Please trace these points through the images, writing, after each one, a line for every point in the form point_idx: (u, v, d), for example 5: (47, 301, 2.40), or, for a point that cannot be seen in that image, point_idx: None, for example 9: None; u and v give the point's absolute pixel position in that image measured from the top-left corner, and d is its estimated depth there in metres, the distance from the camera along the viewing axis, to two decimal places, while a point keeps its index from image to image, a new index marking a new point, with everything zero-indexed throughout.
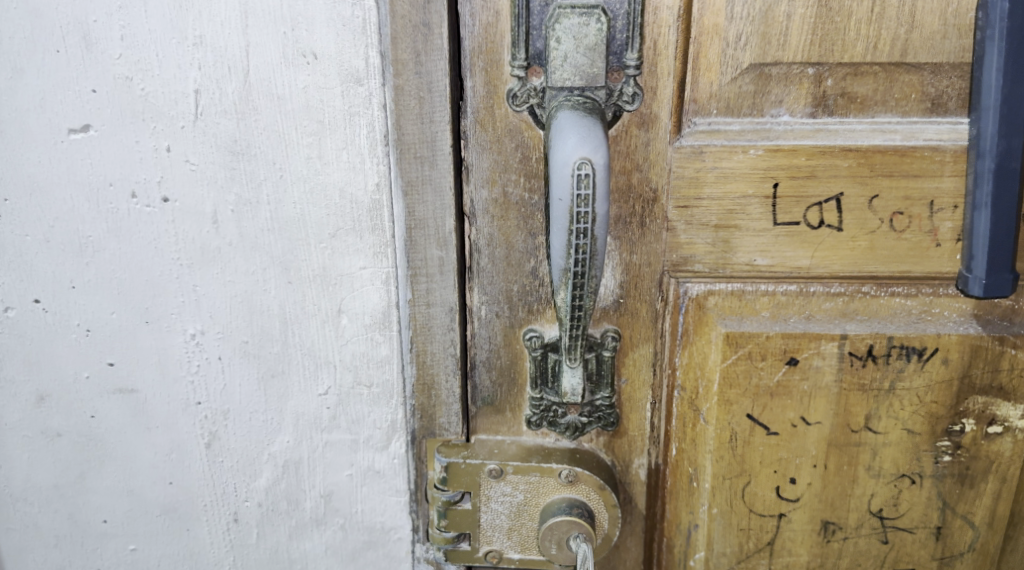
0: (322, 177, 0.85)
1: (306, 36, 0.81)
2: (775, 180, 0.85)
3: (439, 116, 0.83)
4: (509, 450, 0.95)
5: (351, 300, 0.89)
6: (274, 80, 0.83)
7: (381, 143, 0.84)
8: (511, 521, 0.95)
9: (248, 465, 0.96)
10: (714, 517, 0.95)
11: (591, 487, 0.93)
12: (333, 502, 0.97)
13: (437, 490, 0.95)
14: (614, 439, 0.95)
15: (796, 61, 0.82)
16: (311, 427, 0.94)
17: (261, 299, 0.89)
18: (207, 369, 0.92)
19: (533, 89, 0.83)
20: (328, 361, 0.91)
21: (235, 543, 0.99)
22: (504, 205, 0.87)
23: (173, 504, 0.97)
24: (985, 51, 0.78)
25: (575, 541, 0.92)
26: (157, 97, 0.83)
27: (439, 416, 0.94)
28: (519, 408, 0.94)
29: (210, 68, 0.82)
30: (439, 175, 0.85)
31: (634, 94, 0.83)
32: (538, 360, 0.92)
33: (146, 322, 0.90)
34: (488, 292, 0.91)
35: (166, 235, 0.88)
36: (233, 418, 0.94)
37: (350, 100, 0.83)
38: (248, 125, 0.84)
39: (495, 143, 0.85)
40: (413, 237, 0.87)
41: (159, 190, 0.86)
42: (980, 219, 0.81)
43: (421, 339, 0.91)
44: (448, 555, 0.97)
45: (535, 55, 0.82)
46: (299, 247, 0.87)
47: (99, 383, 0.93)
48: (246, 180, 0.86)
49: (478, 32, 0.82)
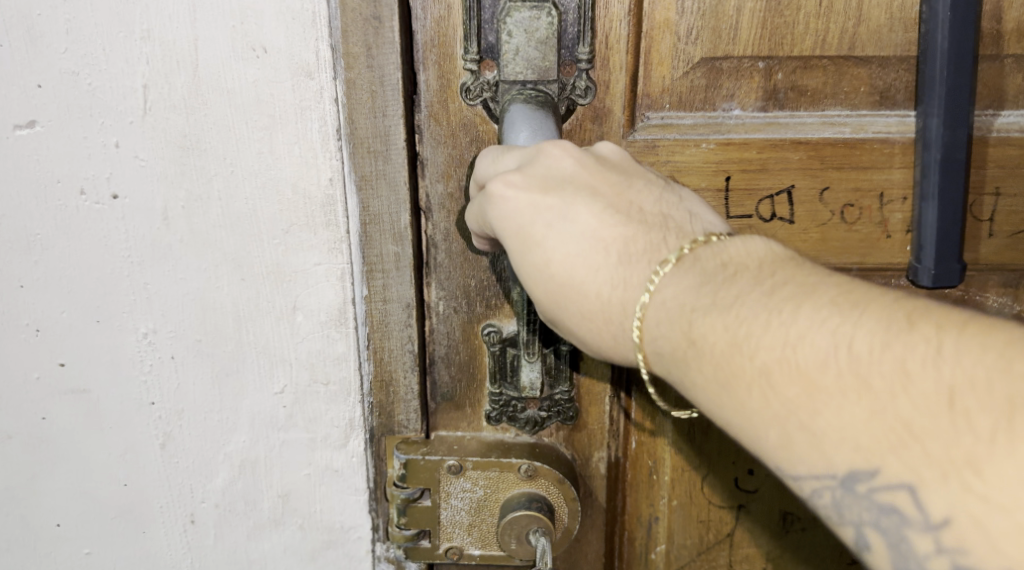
0: (274, 172, 0.84)
1: (256, 29, 0.79)
2: (727, 173, 0.84)
3: (392, 110, 0.83)
4: (469, 445, 0.95)
5: (305, 297, 0.88)
6: (224, 74, 0.81)
7: (334, 137, 0.83)
8: (471, 517, 0.95)
9: (204, 465, 0.94)
10: (674, 508, 0.98)
11: (550, 481, 0.93)
12: (291, 502, 0.96)
13: (396, 488, 0.94)
14: (574, 433, 0.96)
15: (746, 55, 0.81)
16: (267, 427, 0.93)
17: (214, 296, 0.88)
18: (160, 368, 0.91)
19: (487, 83, 0.82)
20: (283, 359, 0.90)
21: (192, 544, 0.97)
22: (459, 198, 0.87)
23: (128, 505, 0.96)
24: (930, 44, 0.79)
25: (535, 535, 0.92)
26: (105, 92, 0.81)
27: (397, 413, 0.93)
28: (479, 404, 0.95)
29: (159, 63, 0.81)
30: (393, 169, 0.84)
31: (586, 87, 0.82)
32: (497, 355, 0.92)
33: (97, 320, 0.89)
34: (446, 287, 0.91)
35: (117, 232, 0.86)
36: (189, 418, 0.93)
37: (300, 93, 0.81)
38: (198, 120, 0.82)
39: (450, 137, 0.85)
40: (369, 233, 0.86)
41: (109, 187, 0.85)
42: (927, 211, 0.82)
43: (378, 336, 0.90)
44: (408, 553, 0.96)
45: (487, 49, 0.82)
46: (251, 244, 0.86)
47: (51, 385, 0.91)
48: (195, 176, 0.84)
49: (430, 25, 0.82)
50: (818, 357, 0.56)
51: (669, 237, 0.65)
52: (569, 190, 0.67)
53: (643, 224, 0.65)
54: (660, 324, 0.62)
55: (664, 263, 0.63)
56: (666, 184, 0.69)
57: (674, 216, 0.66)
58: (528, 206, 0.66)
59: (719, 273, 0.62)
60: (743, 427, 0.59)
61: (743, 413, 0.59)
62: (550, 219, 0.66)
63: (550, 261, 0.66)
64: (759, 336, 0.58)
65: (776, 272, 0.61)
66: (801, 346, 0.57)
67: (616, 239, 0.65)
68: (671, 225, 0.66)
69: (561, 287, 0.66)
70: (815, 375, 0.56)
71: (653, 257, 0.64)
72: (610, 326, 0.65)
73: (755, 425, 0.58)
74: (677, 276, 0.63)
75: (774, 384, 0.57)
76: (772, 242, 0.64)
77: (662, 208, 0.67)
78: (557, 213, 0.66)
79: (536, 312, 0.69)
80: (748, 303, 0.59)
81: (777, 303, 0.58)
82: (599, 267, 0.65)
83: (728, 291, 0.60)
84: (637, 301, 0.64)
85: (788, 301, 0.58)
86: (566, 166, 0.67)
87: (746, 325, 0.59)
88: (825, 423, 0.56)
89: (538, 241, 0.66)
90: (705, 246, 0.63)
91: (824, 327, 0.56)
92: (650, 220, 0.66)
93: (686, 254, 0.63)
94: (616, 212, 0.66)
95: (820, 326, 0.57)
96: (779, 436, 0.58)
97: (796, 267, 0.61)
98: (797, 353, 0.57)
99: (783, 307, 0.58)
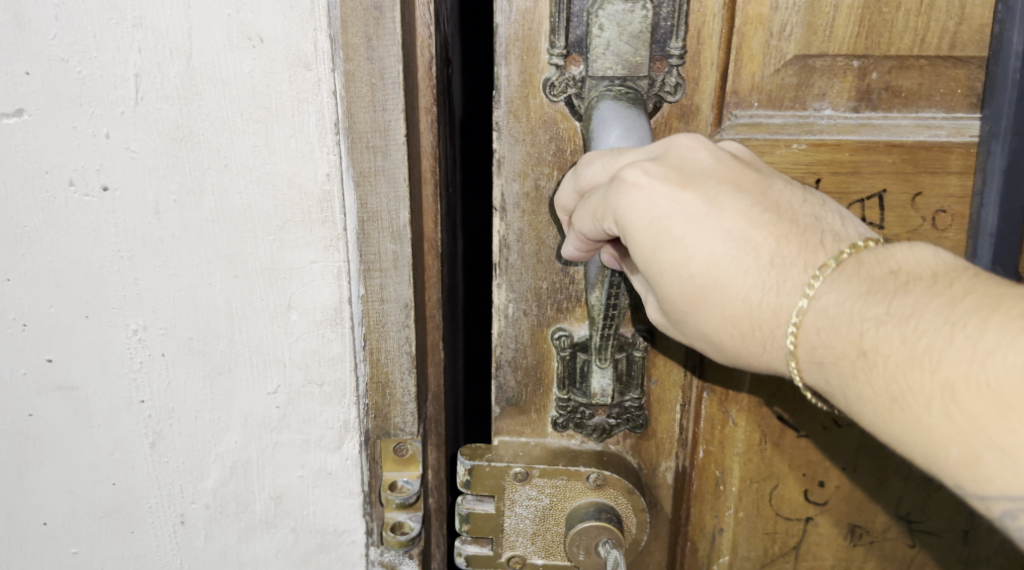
0: (269, 166, 0.81)
1: (252, 18, 0.77)
2: (818, 175, 0.81)
3: (392, 104, 0.80)
4: (534, 452, 0.91)
5: (300, 295, 0.84)
6: (219, 64, 0.78)
7: (331, 131, 0.80)
8: (535, 526, 0.91)
9: (195, 465, 0.91)
10: (740, 520, 0.95)
11: (619, 490, 0.89)
12: (283, 505, 0.92)
13: (391, 492, 0.90)
14: (641, 442, 0.93)
15: (841, 53, 0.79)
16: (260, 427, 0.89)
17: (205, 293, 0.85)
18: (150, 365, 0.87)
19: (572, 78, 0.79)
20: (277, 359, 0.87)
21: (181, 545, 0.94)
22: (536, 198, 0.84)
23: (117, 505, 0.92)
24: (1002, 46, 0.76)
25: (605, 547, 0.88)
26: (95, 81, 0.79)
27: (393, 416, 0.90)
28: (545, 409, 0.91)
29: (151, 52, 0.78)
30: (392, 165, 0.82)
31: (676, 84, 0.79)
32: (567, 360, 0.89)
33: (86, 316, 0.86)
34: (516, 288, 0.88)
35: (107, 225, 0.83)
36: (179, 416, 0.89)
37: (298, 86, 0.79)
38: (192, 111, 0.79)
39: (528, 134, 0.82)
40: (366, 230, 0.83)
41: (99, 178, 0.82)
42: (989, 215, 0.79)
43: (374, 336, 0.87)
44: (469, 561, 0.93)
45: (575, 43, 0.78)
46: (244, 239, 0.83)
47: (38, 380, 0.88)
48: (189, 168, 0.81)
49: (515, 19, 0.78)
50: (1010, 374, 0.55)
51: (825, 240, 0.64)
52: (711, 185, 0.66)
53: (794, 225, 0.65)
54: (822, 332, 0.63)
55: (822, 268, 0.63)
56: (806, 186, 0.68)
57: (824, 217, 0.66)
58: (665, 198, 0.65)
59: (888, 282, 0.62)
60: (923, 441, 0.59)
61: (924, 428, 0.58)
62: (690, 213, 0.65)
63: (692, 259, 0.65)
64: (942, 350, 0.58)
65: (954, 283, 0.60)
66: (990, 360, 0.56)
67: (767, 239, 0.64)
68: (824, 227, 0.65)
69: (705, 287, 0.65)
70: (1008, 392, 0.55)
71: (808, 260, 0.64)
72: (758, 330, 0.65)
73: (936, 442, 0.58)
74: (839, 282, 0.63)
75: (960, 398, 0.57)
76: (942, 251, 0.63)
77: (811, 208, 0.66)
78: (697, 207, 0.65)
79: (670, 311, 0.69)
80: (928, 316, 0.59)
81: (959, 316, 0.58)
82: (748, 268, 0.64)
83: (903, 300, 0.60)
84: (794, 305, 0.64)
85: (974, 314, 0.57)
86: (703, 160, 0.67)
87: (927, 337, 0.58)
88: (1019, 440, 0.55)
89: (676, 235, 0.65)
90: (867, 252, 0.63)
91: (1016, 343, 0.55)
92: (798, 221, 0.65)
93: (847, 259, 0.63)
94: (765, 211, 0.65)
95: (1011, 341, 0.56)
96: (964, 454, 0.57)
97: (977, 280, 0.60)
98: (985, 369, 0.56)
99: (969, 320, 0.57)
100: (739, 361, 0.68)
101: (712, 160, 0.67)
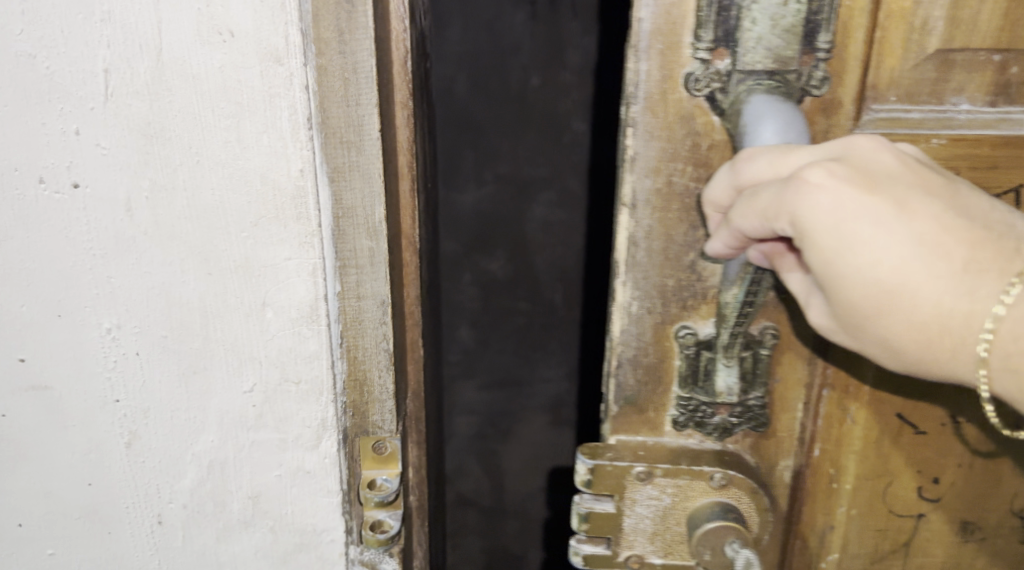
0: (242, 162, 0.84)
1: (222, 13, 0.80)
2: (957, 169, 0.81)
3: (365, 98, 0.83)
4: (655, 451, 0.90)
5: (275, 292, 0.89)
6: (190, 59, 0.81)
7: (304, 126, 0.84)
8: (655, 525, 0.90)
9: (172, 464, 0.95)
10: (852, 518, 0.95)
11: (743, 490, 0.89)
12: (261, 504, 0.97)
13: (369, 490, 0.95)
14: (761, 440, 0.91)
15: (984, 47, 0.78)
16: (237, 426, 0.93)
17: (180, 291, 0.88)
18: (124, 364, 0.91)
19: (717, 72, 0.78)
20: (252, 357, 0.91)
21: (160, 545, 0.98)
22: (667, 194, 0.83)
23: (95, 505, 0.97)
24: None
25: (732, 546, 0.87)
26: (62, 77, 0.82)
27: (371, 414, 0.93)
28: (663, 408, 0.90)
29: (120, 46, 0.81)
30: (365, 161, 0.85)
31: (823, 78, 0.78)
32: (691, 358, 0.87)
33: (59, 315, 0.89)
34: (641, 287, 0.86)
35: (78, 224, 0.86)
36: (155, 416, 0.93)
37: (270, 81, 0.82)
38: (163, 108, 0.83)
39: (664, 130, 0.81)
40: (342, 227, 0.86)
41: (70, 175, 0.85)
42: None
43: (351, 334, 0.90)
44: (586, 560, 0.92)
45: (723, 36, 0.77)
46: (218, 236, 0.87)
47: (8, 379, 0.91)
48: (160, 165, 0.84)
49: (660, 12, 0.78)
50: None
51: (1018, 247, 0.68)
52: (901, 189, 0.69)
53: (986, 231, 0.69)
54: (1019, 339, 0.67)
55: (1019, 276, 0.67)
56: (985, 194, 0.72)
57: (1012, 223, 0.70)
58: (854, 200, 0.68)
59: None
60: None
61: None
62: (879, 216, 0.68)
63: (882, 262, 0.68)
64: None
65: None
66: None
67: (961, 245, 0.68)
68: (1014, 235, 0.69)
69: (895, 291, 0.69)
70: None
71: (1004, 266, 0.68)
72: (947, 336, 0.69)
73: None
74: None
75: None
76: None
77: (999, 214, 0.70)
78: (888, 211, 0.68)
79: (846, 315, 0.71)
80: None
81: None
82: (941, 273, 0.68)
83: None
84: (989, 312, 0.68)
85: None
86: (888, 162, 0.70)
87: None
88: None
89: (865, 237, 0.68)
90: None
91: None
92: (988, 227, 0.69)
93: None
94: (956, 217, 0.69)
95: None
96: None
97: None
98: None
99: None
100: (916, 365, 0.71)
101: (896, 163, 0.70)
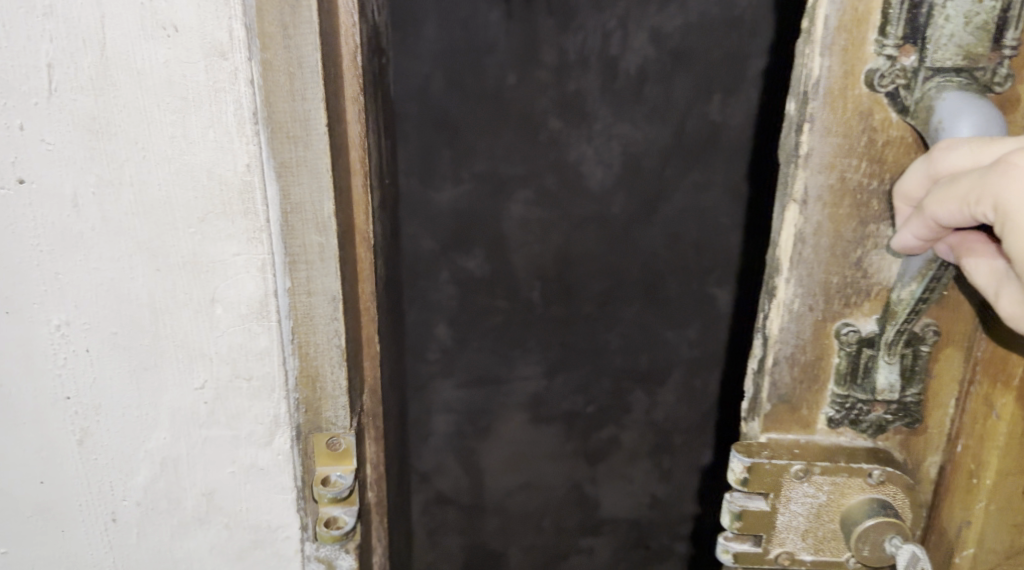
0: (187, 158, 0.84)
1: (166, 8, 0.80)
2: None
3: (310, 94, 0.80)
4: (811, 450, 0.90)
5: (223, 289, 0.88)
6: (133, 54, 0.81)
7: (249, 121, 0.83)
8: (808, 522, 0.90)
9: (124, 463, 0.93)
10: (991, 512, 0.94)
11: (900, 487, 0.89)
12: (215, 500, 0.95)
13: (323, 487, 0.90)
14: (910, 437, 0.91)
15: None
16: (188, 424, 0.92)
17: (128, 287, 0.87)
18: (75, 361, 0.89)
19: (902, 69, 0.78)
20: (202, 354, 0.90)
21: (114, 544, 0.96)
22: (841, 190, 0.82)
23: (46, 504, 0.93)
24: None
25: (893, 543, 0.87)
26: (5, 71, 0.81)
27: (325, 410, 0.90)
28: (818, 406, 0.89)
29: (62, 41, 0.80)
30: (313, 156, 0.82)
31: (1006, 75, 0.78)
32: (851, 355, 0.87)
33: (6, 313, 0.87)
34: (805, 284, 0.85)
35: (25, 219, 0.85)
36: (106, 412, 0.91)
37: (213, 74, 0.82)
38: (107, 102, 0.82)
39: (842, 125, 0.80)
40: (290, 222, 0.84)
41: (14, 171, 0.83)
42: None
43: (302, 330, 0.88)
44: (735, 558, 0.90)
45: (911, 33, 0.77)
46: (166, 232, 0.85)
47: None
48: (105, 160, 0.83)
49: (846, 9, 0.78)
50: None
51: None
52: None
53: None
54: None
55: None
56: None
57: None
58: None
59: None
60: None
61: None
62: None
63: None
64: None
65: None
66: None
67: None
68: None
69: None
70: None
71: None
72: None
73: None
74: None
75: None
76: None
77: None
78: None
79: None
80: None
81: None
82: None
83: None
84: None
85: None
86: None
87: None
88: None
89: None
90: None
91: None
92: None
93: None
94: None
95: None
96: None
97: None
98: None
99: None
100: None
101: None
